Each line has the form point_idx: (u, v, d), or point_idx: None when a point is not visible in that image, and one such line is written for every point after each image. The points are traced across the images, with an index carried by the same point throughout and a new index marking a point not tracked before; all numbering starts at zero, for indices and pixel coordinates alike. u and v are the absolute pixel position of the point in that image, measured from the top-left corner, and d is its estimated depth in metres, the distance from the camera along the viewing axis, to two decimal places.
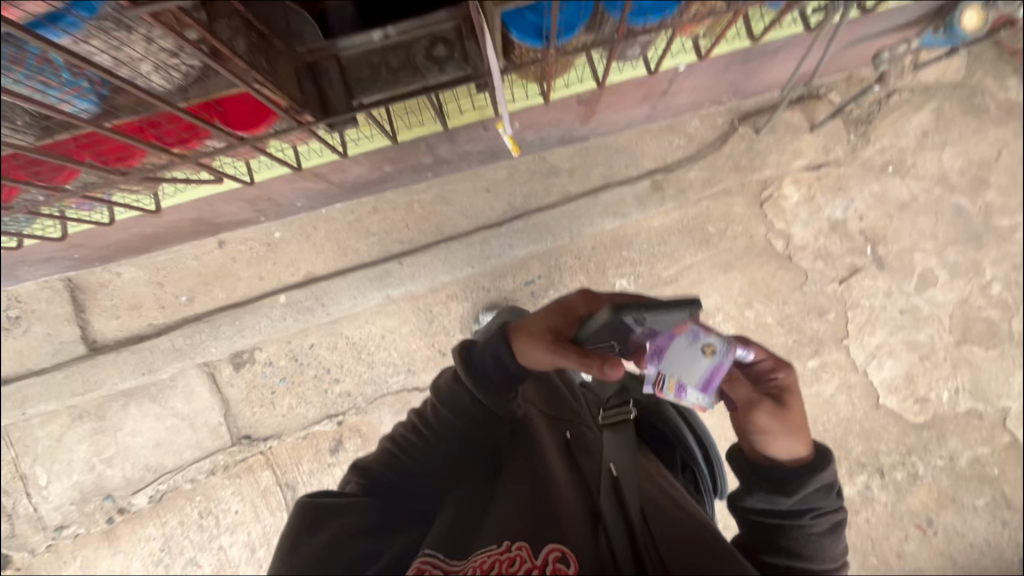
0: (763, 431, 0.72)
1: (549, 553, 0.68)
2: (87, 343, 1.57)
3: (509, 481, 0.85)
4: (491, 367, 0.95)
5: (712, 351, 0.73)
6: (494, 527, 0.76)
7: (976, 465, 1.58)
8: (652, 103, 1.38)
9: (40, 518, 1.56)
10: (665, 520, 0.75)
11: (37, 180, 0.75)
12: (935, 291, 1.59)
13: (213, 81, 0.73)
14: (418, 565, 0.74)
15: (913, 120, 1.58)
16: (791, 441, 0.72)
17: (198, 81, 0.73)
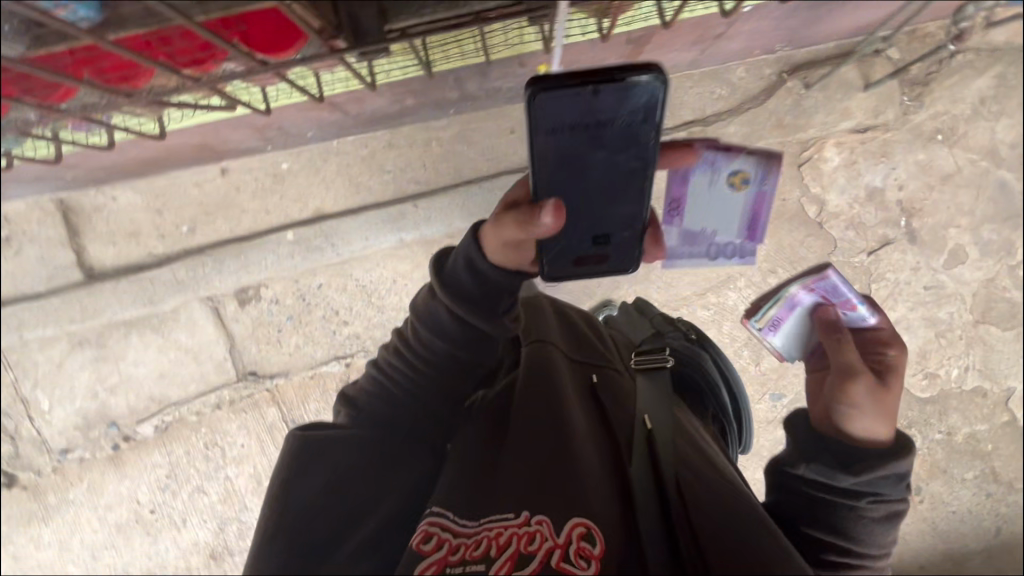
0: (854, 405, 0.69)
1: (573, 529, 0.63)
2: (83, 269, 1.50)
3: (525, 434, 0.76)
4: (469, 282, 0.81)
5: (736, 181, 0.78)
6: (508, 485, 0.71)
7: (971, 440, 1.56)
8: (704, 46, 1.27)
9: (45, 441, 1.56)
10: (698, 485, 0.68)
11: (29, 96, 0.66)
12: (965, 268, 1.54)
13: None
14: (424, 527, 0.68)
15: (972, 85, 1.49)
16: (879, 422, 0.69)
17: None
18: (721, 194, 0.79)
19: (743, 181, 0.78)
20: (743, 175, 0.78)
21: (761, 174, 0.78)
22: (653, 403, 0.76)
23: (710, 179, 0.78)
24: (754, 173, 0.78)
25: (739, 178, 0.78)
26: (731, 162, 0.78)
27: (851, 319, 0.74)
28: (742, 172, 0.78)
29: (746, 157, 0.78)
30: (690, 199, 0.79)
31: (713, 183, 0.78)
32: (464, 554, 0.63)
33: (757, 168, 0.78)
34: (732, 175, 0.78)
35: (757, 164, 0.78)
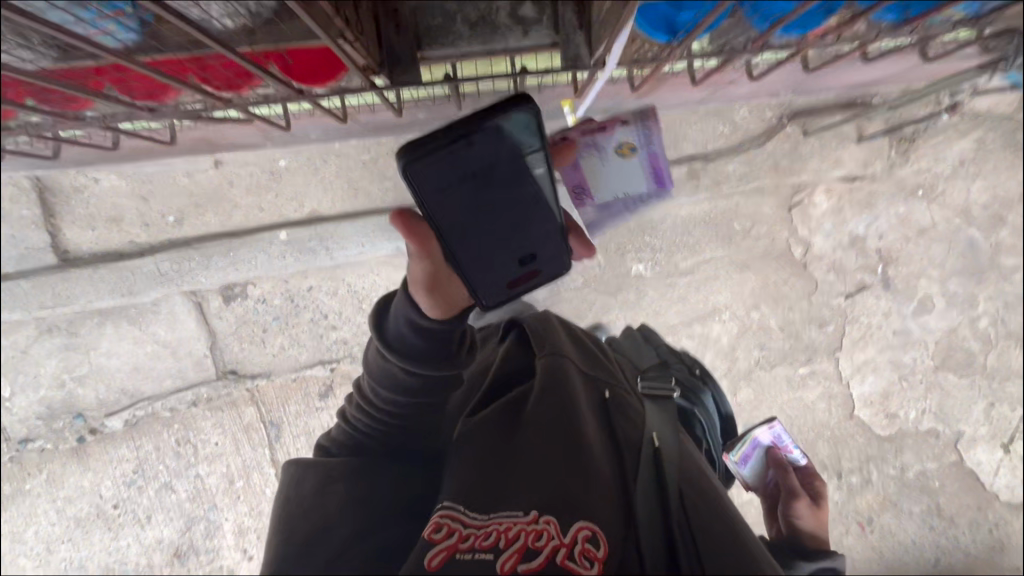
0: (797, 515, 0.89)
1: (578, 532, 0.61)
2: (57, 253, 1.42)
3: (536, 434, 0.71)
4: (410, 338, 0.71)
5: (628, 148, 0.89)
6: (519, 485, 0.67)
7: (921, 477, 1.71)
8: (714, 90, 1.30)
9: (4, 428, 1.48)
10: (704, 498, 0.67)
11: (47, 105, 0.67)
12: (930, 317, 1.65)
13: (289, 29, 0.71)
14: (436, 519, 0.64)
15: (954, 146, 1.58)
16: (817, 531, 0.86)
17: (266, 25, 0.70)
18: (616, 165, 0.90)
19: (628, 149, 0.89)
20: (627, 143, 0.89)
21: (644, 138, 0.90)
22: (663, 425, 0.75)
23: (601, 159, 0.88)
24: (638, 134, 0.90)
25: (621, 149, 0.89)
26: (615, 137, 0.88)
27: (792, 457, 1.01)
28: (625, 146, 0.89)
29: (630, 128, 0.89)
30: (590, 179, 0.89)
31: (609, 156, 0.88)
32: (475, 542, 0.60)
33: (640, 136, 0.89)
34: (618, 151, 0.89)
35: (637, 127, 0.89)
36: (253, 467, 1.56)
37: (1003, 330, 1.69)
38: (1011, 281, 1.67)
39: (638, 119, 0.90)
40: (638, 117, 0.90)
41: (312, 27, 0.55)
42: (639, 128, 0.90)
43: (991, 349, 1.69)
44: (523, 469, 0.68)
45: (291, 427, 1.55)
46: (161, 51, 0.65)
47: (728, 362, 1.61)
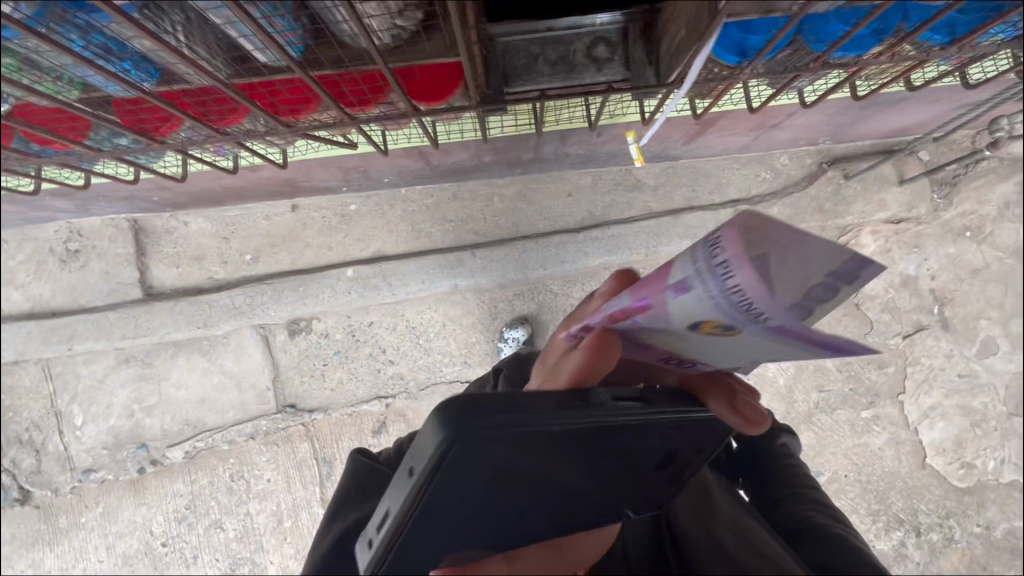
0: None
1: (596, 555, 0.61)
2: (143, 287, 1.53)
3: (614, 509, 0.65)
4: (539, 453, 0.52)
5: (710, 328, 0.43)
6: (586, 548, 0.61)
7: (1010, 537, 1.58)
8: (758, 133, 1.38)
9: (69, 458, 1.52)
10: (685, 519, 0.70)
11: (208, 118, 0.75)
12: (996, 359, 1.60)
13: (422, 48, 0.65)
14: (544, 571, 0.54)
15: (997, 189, 1.60)
16: None
17: (409, 45, 0.66)
18: (706, 344, 0.47)
19: (722, 328, 0.43)
20: (694, 326, 0.44)
21: (710, 272, 0.40)
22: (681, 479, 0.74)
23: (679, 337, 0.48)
24: (759, 329, 0.41)
25: (697, 325, 0.44)
26: (674, 322, 0.45)
27: None
28: (704, 321, 0.43)
29: (695, 299, 0.42)
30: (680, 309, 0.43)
31: (689, 344, 0.48)
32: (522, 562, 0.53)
33: (733, 311, 0.40)
34: (695, 332, 0.45)
35: (850, 276, 0.40)
36: (305, 505, 1.56)
37: None
38: None
39: (850, 271, 0.39)
40: (682, 267, 0.42)
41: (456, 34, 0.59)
42: (719, 271, 0.40)
43: None
44: (540, 460, 0.53)
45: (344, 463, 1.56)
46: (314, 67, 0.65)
47: (786, 404, 1.58)
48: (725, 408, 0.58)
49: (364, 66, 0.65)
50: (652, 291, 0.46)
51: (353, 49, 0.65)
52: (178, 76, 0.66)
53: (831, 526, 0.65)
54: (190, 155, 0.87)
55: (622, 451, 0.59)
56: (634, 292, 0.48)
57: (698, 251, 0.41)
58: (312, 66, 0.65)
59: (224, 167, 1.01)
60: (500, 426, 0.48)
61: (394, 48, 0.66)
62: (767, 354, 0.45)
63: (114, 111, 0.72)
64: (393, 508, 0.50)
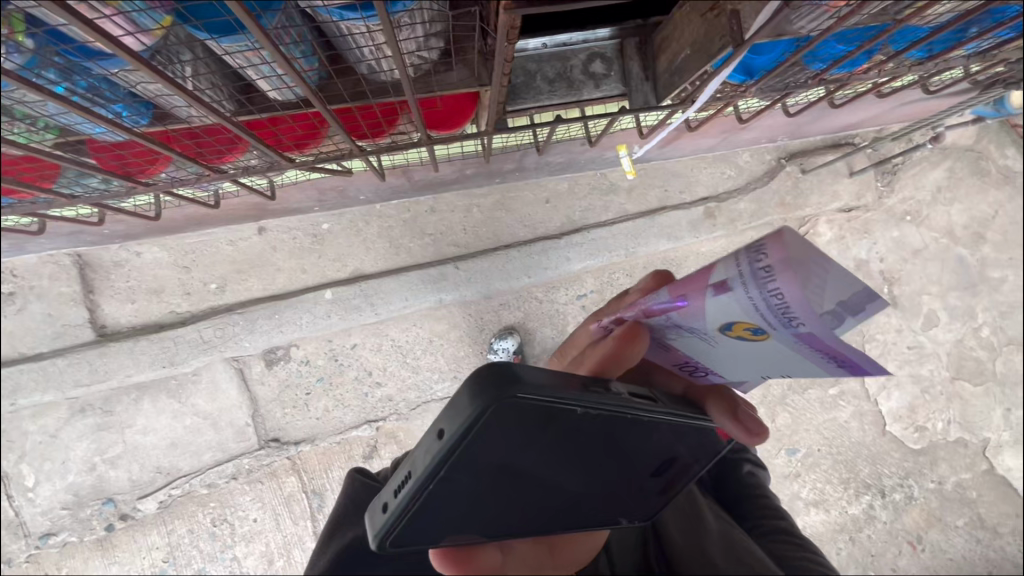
0: None
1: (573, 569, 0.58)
2: (95, 328, 1.40)
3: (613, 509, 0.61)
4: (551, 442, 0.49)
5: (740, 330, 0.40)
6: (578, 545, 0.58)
7: (959, 489, 1.76)
8: (727, 135, 1.44)
9: (22, 523, 1.38)
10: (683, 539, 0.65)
11: (201, 159, 0.72)
12: (938, 330, 1.76)
13: (442, 79, 0.66)
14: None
15: (930, 175, 1.76)
16: None
17: (428, 75, 0.67)
18: (730, 344, 0.43)
19: (755, 331, 0.39)
20: (724, 328, 0.41)
21: (753, 284, 0.35)
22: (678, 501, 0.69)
23: (702, 337, 0.44)
24: (789, 338, 0.37)
25: (729, 326, 0.40)
26: (706, 321, 0.41)
27: None
28: (735, 322, 0.39)
29: (734, 303, 0.37)
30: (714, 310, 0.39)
31: (712, 346, 0.44)
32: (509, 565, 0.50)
33: (767, 315, 0.36)
34: (723, 332, 0.41)
35: (856, 307, 0.36)
36: (296, 542, 1.47)
37: (1004, 337, 1.80)
38: (1002, 291, 1.80)
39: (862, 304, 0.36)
40: (725, 267, 0.36)
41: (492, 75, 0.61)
42: (762, 280, 0.35)
43: (997, 356, 1.80)
44: (555, 444, 0.50)
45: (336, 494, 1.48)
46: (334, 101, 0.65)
47: (763, 389, 1.67)
48: (726, 419, 0.54)
49: (387, 98, 0.65)
50: (691, 288, 0.40)
51: (373, 81, 0.66)
52: (169, 117, 0.64)
53: (798, 559, 0.64)
54: (175, 196, 0.82)
55: (632, 453, 0.55)
56: (672, 288, 0.43)
57: (743, 253, 0.36)
58: (331, 100, 0.65)
59: (203, 203, 0.95)
60: (531, 395, 0.45)
61: (417, 78, 0.67)
62: (788, 363, 0.42)
63: (91, 154, 0.65)
64: (414, 472, 0.47)
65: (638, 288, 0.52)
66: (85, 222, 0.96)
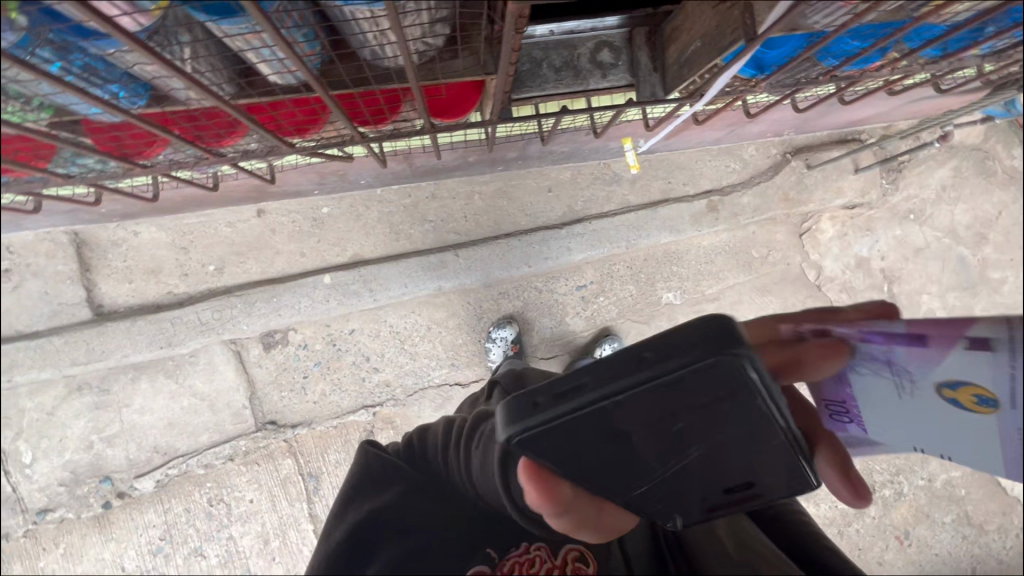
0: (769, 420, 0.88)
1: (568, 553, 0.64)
2: (93, 307, 1.40)
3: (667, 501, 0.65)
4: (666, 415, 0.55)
5: (952, 386, 0.50)
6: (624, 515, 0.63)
7: (948, 486, 1.78)
8: (732, 128, 1.43)
9: (19, 499, 1.38)
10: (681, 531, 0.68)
11: (200, 142, 0.72)
12: None
13: (446, 68, 0.66)
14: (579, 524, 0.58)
15: (936, 174, 1.75)
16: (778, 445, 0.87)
17: (432, 63, 0.66)
18: (931, 402, 0.52)
19: (982, 400, 0.48)
20: (943, 387, 0.51)
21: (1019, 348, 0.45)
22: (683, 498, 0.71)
23: (907, 384, 0.53)
24: (1017, 423, 0.46)
25: (955, 386, 0.50)
26: (935, 370, 0.50)
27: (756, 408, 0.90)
28: (965, 386, 0.49)
29: (983, 361, 0.47)
30: (950, 362, 0.49)
31: (906, 397, 0.54)
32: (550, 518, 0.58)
33: (1010, 387, 0.46)
34: (944, 389, 0.51)
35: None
36: (292, 523, 1.49)
37: None
38: (1001, 293, 1.81)
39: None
40: (992, 329, 0.45)
41: (499, 66, 0.61)
42: (1022, 352, 0.44)
43: None
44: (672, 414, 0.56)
45: (332, 477, 1.49)
46: (335, 85, 0.65)
47: None
48: (835, 472, 0.67)
49: (390, 85, 0.65)
50: (934, 337, 0.49)
51: (377, 67, 0.65)
52: (166, 98, 0.63)
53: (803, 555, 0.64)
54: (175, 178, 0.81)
55: (719, 451, 0.60)
56: (911, 325, 0.51)
57: (1015, 324, 0.44)
58: (332, 84, 0.65)
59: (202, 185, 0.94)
60: (743, 366, 0.52)
61: (421, 65, 0.66)
62: (967, 433, 0.51)
63: (88, 135, 0.63)
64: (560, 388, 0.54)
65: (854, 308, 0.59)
66: (81, 201, 0.94)
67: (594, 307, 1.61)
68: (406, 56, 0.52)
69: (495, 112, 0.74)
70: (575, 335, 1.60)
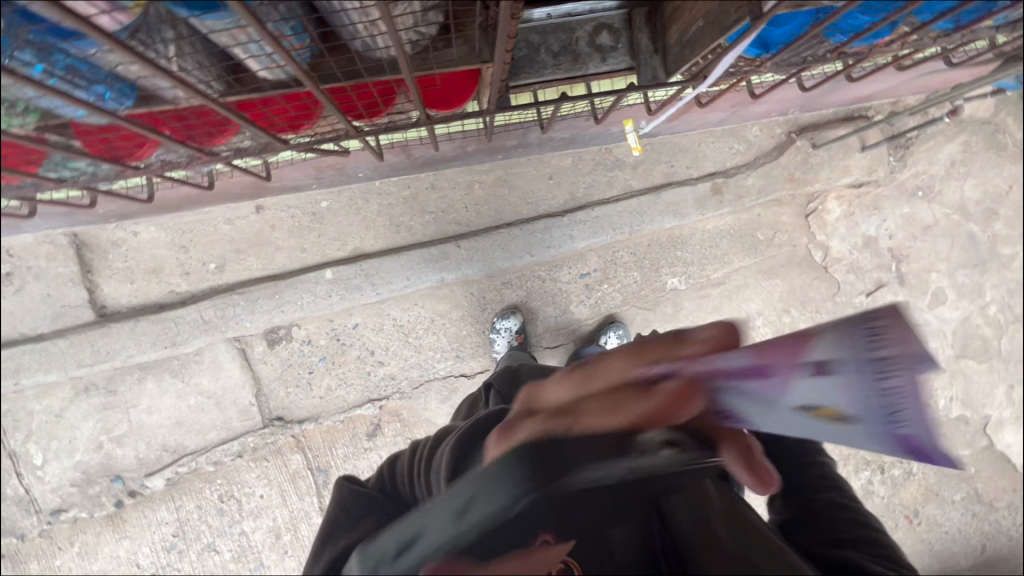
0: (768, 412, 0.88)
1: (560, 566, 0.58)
2: (96, 308, 1.39)
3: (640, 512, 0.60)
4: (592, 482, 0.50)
5: (815, 412, 0.50)
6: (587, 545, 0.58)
7: (958, 465, 1.77)
8: (737, 109, 1.40)
9: (33, 500, 1.40)
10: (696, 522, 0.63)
11: (192, 143, 0.70)
12: (945, 308, 1.74)
13: (441, 58, 0.64)
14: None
15: (944, 149, 1.71)
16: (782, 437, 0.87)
17: (426, 52, 0.65)
18: (792, 426, 0.52)
19: (840, 418, 0.48)
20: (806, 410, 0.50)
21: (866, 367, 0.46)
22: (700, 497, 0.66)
23: (766, 411, 0.53)
24: (876, 435, 0.47)
25: (813, 408, 0.50)
26: (790, 396, 0.50)
27: None
28: (819, 407, 0.49)
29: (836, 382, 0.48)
30: (804, 387, 0.49)
31: (772, 419, 0.53)
32: None
33: (879, 405, 0.46)
34: (802, 412, 0.51)
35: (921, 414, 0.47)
36: (303, 517, 1.50)
37: (1011, 315, 1.79)
38: (1011, 269, 1.78)
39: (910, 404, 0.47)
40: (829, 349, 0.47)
41: (496, 54, 0.59)
42: (878, 368, 0.46)
43: (1003, 334, 1.78)
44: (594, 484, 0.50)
45: (341, 470, 1.50)
46: (326, 79, 0.63)
47: None
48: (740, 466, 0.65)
49: (383, 78, 0.63)
50: (779, 361, 0.50)
51: (369, 59, 0.64)
52: (154, 98, 0.61)
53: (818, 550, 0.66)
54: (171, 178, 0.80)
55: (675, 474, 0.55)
56: (754, 353, 0.52)
57: (857, 339, 0.47)
58: (325, 78, 0.63)
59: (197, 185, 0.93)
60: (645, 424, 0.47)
61: (415, 55, 0.65)
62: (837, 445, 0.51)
63: (77, 138, 0.61)
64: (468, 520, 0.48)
65: (699, 336, 0.63)
66: (75, 204, 0.93)
67: (598, 295, 1.59)
68: (399, 48, 0.50)
69: (492, 101, 0.72)
70: (581, 323, 1.59)
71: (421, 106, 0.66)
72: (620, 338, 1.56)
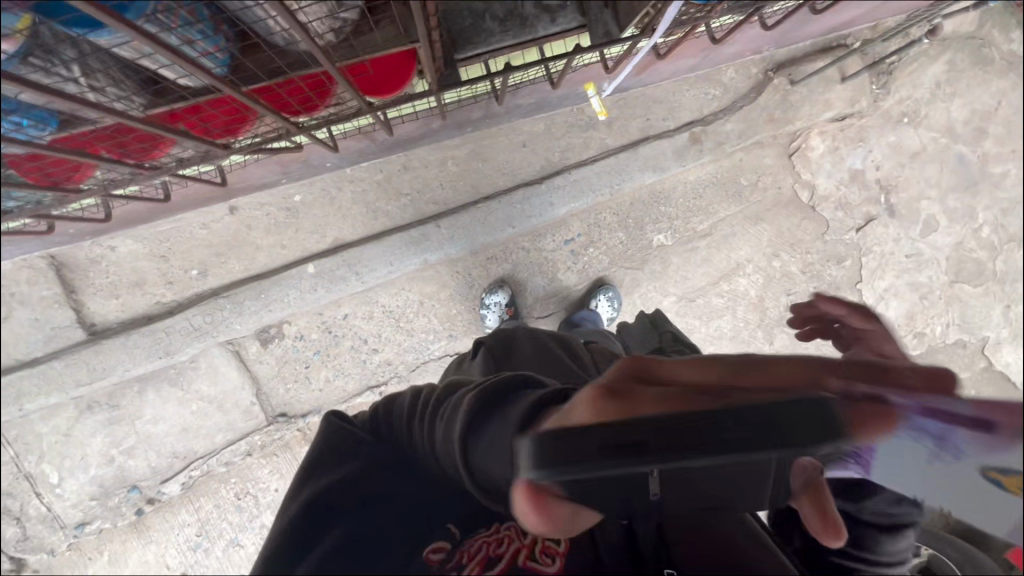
0: None
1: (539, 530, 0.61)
2: (85, 327, 1.40)
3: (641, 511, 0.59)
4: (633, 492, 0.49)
5: None
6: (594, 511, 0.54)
7: None
8: (708, 52, 1.35)
9: (56, 517, 1.44)
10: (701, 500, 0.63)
11: (128, 159, 0.74)
12: (937, 235, 1.72)
13: (367, 44, 0.64)
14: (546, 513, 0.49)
15: (929, 71, 1.65)
16: None
17: (352, 39, 0.65)
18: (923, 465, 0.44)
19: None
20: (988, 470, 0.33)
21: None
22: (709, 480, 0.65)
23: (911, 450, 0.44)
24: None
25: None
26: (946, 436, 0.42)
27: None
28: None
29: None
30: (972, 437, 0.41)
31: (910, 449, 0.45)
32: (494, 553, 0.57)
33: None
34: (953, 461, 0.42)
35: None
36: None
37: (1004, 235, 1.76)
38: (1003, 188, 1.74)
39: None
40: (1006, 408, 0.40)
41: (419, 35, 0.58)
42: None
43: (997, 255, 1.76)
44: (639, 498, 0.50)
45: None
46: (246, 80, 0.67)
47: (760, 313, 1.65)
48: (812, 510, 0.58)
49: (308, 72, 0.65)
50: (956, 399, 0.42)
51: (289, 54, 0.67)
52: (74, 119, 0.65)
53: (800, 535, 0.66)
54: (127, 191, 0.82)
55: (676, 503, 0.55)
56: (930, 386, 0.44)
57: None
58: (246, 80, 0.67)
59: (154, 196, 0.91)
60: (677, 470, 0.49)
61: (340, 43, 0.65)
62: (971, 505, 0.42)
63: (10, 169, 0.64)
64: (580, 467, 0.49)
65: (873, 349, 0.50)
66: (36, 228, 0.94)
67: (585, 260, 1.58)
68: (310, 44, 0.50)
69: (431, 80, 0.71)
70: (570, 289, 1.58)
71: (359, 96, 0.66)
72: (610, 301, 1.55)
